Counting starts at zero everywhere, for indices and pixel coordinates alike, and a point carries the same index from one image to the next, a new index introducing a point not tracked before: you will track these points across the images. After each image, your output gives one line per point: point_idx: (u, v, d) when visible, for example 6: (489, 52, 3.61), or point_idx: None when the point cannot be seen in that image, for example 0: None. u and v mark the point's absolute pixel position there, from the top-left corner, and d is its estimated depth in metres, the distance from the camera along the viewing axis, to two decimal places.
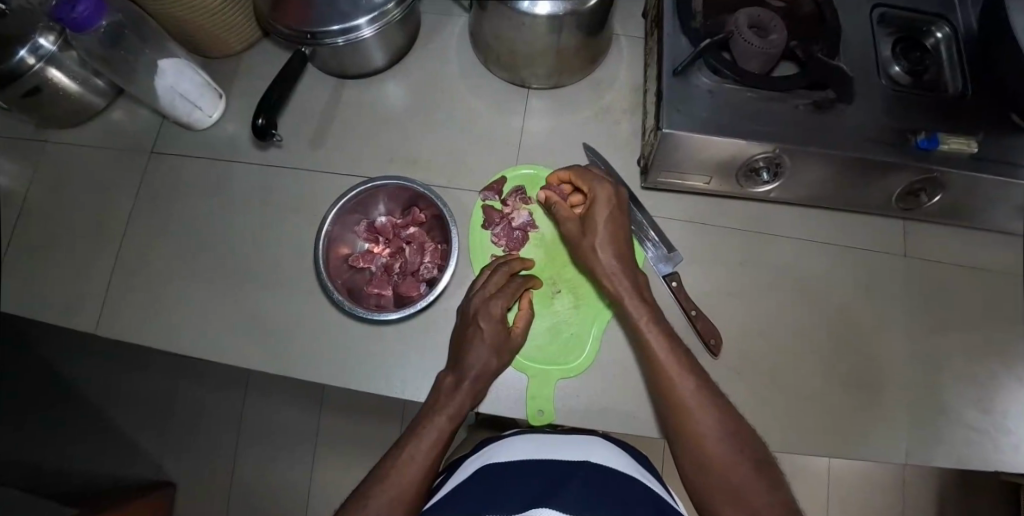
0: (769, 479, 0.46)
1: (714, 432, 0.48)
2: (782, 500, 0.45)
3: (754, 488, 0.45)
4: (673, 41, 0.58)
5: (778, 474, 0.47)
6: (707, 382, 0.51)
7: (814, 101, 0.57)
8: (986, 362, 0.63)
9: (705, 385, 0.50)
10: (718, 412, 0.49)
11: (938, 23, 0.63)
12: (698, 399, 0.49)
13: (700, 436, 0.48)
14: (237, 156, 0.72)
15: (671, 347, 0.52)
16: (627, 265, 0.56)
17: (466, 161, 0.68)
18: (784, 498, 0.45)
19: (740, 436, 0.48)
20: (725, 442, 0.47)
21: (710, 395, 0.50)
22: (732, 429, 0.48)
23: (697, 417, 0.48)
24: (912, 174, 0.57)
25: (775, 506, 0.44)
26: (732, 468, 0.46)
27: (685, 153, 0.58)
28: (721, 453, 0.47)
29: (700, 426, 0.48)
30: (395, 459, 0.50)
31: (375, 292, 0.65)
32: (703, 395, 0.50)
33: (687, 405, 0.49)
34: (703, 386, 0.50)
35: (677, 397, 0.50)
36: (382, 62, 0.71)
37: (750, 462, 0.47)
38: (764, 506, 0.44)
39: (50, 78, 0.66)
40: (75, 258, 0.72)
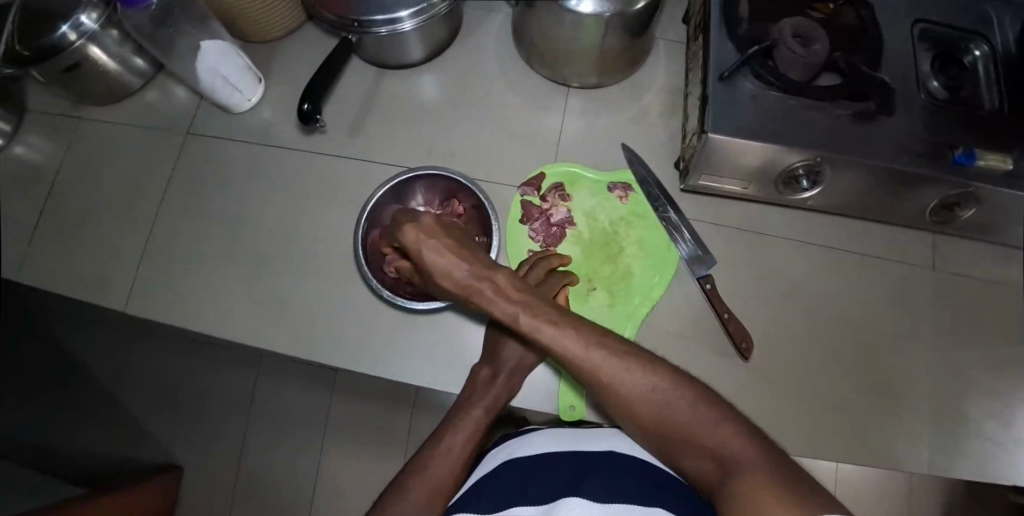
0: (711, 406, 0.45)
1: (641, 389, 0.46)
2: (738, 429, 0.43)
3: (705, 428, 0.44)
4: (718, 46, 0.59)
5: (722, 402, 0.45)
6: (599, 344, 0.48)
7: (856, 111, 0.57)
8: (1009, 378, 0.64)
9: (612, 353, 0.47)
10: (638, 374, 0.46)
11: (977, 41, 0.64)
12: (619, 363, 0.47)
13: (634, 405, 0.46)
14: (272, 141, 0.73)
15: (544, 307, 0.50)
16: (481, 269, 0.52)
17: (503, 156, 0.69)
18: (739, 421, 0.44)
19: (668, 379, 0.46)
20: (661, 393, 0.46)
21: (620, 359, 0.47)
22: (659, 378, 0.46)
23: (626, 391, 0.46)
24: (948, 188, 0.58)
25: (734, 433, 0.43)
26: (676, 416, 0.45)
27: (725, 157, 0.59)
28: (659, 410, 0.45)
29: (631, 392, 0.46)
30: (432, 450, 0.51)
31: (413, 281, 0.65)
32: (615, 361, 0.47)
33: (611, 380, 0.47)
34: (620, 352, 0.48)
35: (597, 370, 0.47)
36: (422, 55, 0.71)
37: (691, 399, 0.45)
38: (722, 437, 0.43)
39: (90, 54, 0.66)
40: (106, 234, 0.72)
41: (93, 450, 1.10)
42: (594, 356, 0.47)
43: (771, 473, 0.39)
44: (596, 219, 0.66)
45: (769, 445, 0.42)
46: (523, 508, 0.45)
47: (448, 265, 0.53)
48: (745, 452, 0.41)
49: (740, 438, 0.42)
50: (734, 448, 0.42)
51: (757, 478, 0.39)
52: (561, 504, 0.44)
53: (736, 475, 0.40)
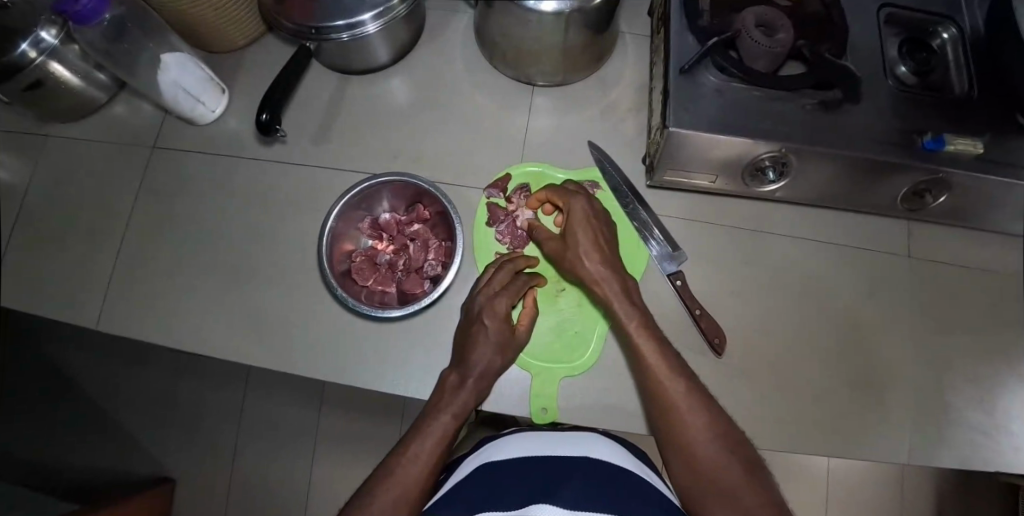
0: (756, 475, 0.47)
1: (703, 432, 0.49)
2: (772, 502, 0.46)
3: (743, 489, 0.46)
4: (679, 39, 0.58)
5: (766, 475, 0.48)
6: (690, 380, 0.52)
7: (821, 100, 0.57)
8: (988, 363, 0.63)
9: (694, 390, 0.51)
10: (710, 417, 0.50)
11: (944, 24, 0.63)
12: (689, 402, 0.50)
13: (690, 439, 0.49)
14: (239, 152, 0.72)
15: (648, 335, 0.54)
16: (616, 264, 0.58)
17: (471, 158, 0.68)
18: (777, 499, 0.46)
19: (731, 439, 0.49)
20: (714, 444, 0.48)
21: (699, 396, 0.51)
22: (723, 431, 0.49)
23: (688, 422, 0.50)
24: (917, 175, 0.57)
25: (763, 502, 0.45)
26: (720, 468, 0.47)
27: (690, 151, 0.58)
28: (711, 454, 0.48)
29: (691, 425, 0.49)
30: (400, 456, 0.50)
31: (379, 288, 0.64)
32: (693, 397, 0.51)
33: (680, 413, 0.50)
34: (695, 391, 0.51)
35: (671, 400, 0.51)
36: (386, 58, 0.70)
37: (743, 464, 0.47)
38: (756, 504, 0.45)
39: (52, 71, 0.66)
40: (77, 253, 0.72)
41: (84, 465, 1.09)
42: (677, 386, 0.51)
43: None
44: None
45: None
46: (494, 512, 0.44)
47: (588, 246, 0.58)
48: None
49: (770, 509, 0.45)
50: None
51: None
52: (531, 510, 0.43)
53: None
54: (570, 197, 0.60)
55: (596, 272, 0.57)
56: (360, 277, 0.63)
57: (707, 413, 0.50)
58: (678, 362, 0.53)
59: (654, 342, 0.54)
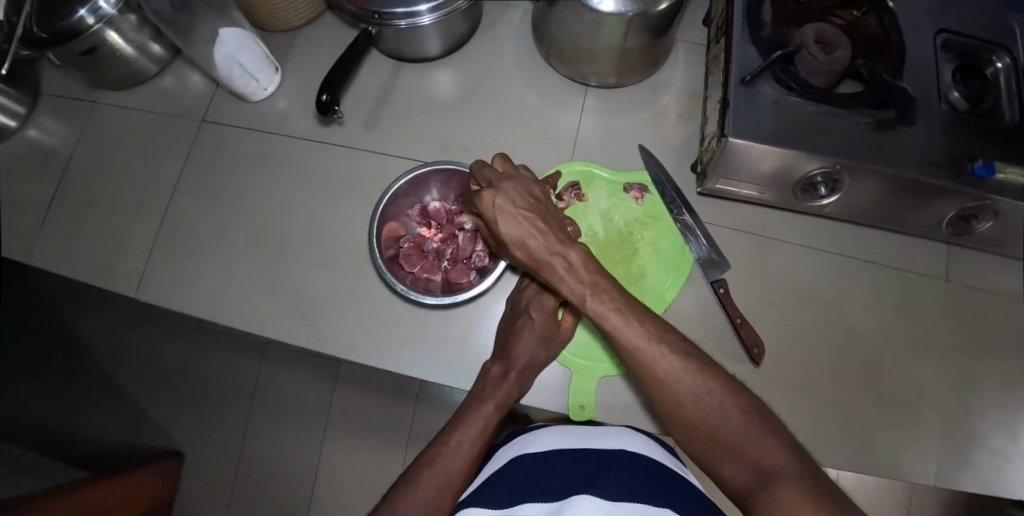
0: (764, 423, 0.44)
1: (691, 390, 0.45)
2: (785, 442, 0.43)
3: (749, 442, 0.43)
4: (741, 49, 0.59)
5: (771, 417, 0.44)
6: (669, 342, 0.47)
7: (877, 120, 0.57)
8: (1019, 392, 0.64)
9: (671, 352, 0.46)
10: (693, 372, 0.46)
11: (1000, 52, 0.63)
12: (667, 362, 0.46)
13: (683, 406, 0.45)
14: (287, 131, 0.73)
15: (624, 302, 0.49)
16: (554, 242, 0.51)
17: (520, 153, 0.69)
18: (787, 440, 0.43)
19: (719, 384, 0.45)
20: (705, 397, 0.45)
21: (678, 356, 0.46)
22: (710, 379, 0.45)
23: (673, 385, 0.46)
24: (965, 200, 0.58)
25: (779, 451, 0.42)
26: (721, 425, 0.44)
27: (744, 161, 0.58)
28: (707, 414, 0.44)
29: (678, 390, 0.45)
30: (445, 442, 0.51)
31: (425, 276, 0.64)
32: (670, 358, 0.46)
33: (665, 378, 0.46)
34: (675, 347, 0.47)
35: (653, 372, 0.47)
36: (440, 49, 0.71)
37: (741, 411, 0.44)
38: (762, 445, 0.42)
39: (108, 39, 0.66)
40: (120, 219, 0.72)
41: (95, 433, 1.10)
42: (653, 352, 0.47)
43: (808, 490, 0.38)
44: (610, 220, 0.66)
45: (813, 465, 0.41)
46: (534, 504, 0.46)
47: (523, 234, 0.51)
48: (789, 466, 0.41)
49: (782, 454, 0.42)
50: (777, 462, 0.41)
51: (794, 493, 0.39)
52: (570, 502, 0.44)
53: (776, 487, 0.40)
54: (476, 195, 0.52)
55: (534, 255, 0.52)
56: (407, 263, 0.63)
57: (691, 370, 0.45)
58: (652, 320, 0.48)
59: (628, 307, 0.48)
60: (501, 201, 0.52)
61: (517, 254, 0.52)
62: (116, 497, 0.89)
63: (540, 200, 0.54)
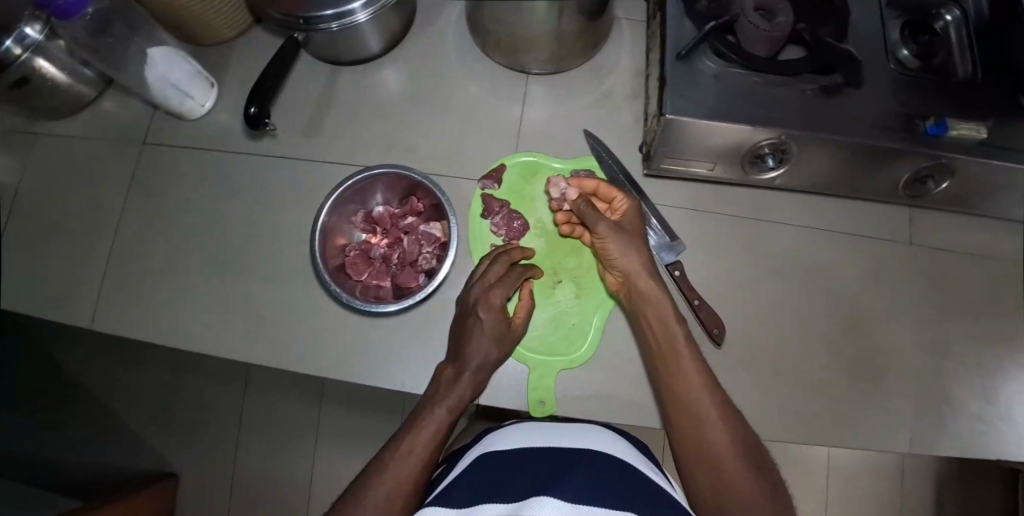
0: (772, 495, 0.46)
1: (728, 446, 0.48)
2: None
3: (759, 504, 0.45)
4: (676, 24, 0.57)
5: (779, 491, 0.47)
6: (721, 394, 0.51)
7: (823, 85, 0.55)
8: (991, 351, 0.63)
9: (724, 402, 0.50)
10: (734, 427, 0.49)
11: (948, 5, 0.61)
12: (720, 408, 0.49)
13: (714, 450, 0.48)
14: (230, 146, 0.71)
15: (692, 351, 0.52)
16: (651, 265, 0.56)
17: (466, 150, 0.67)
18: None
19: (754, 456, 0.48)
20: (739, 457, 0.47)
21: (726, 406, 0.50)
22: (749, 450, 0.48)
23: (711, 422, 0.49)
24: (920, 161, 0.56)
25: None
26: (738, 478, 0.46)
27: (687, 139, 0.57)
28: (733, 464, 0.47)
29: (716, 440, 0.48)
30: (395, 449, 0.49)
31: (374, 283, 0.63)
32: (720, 404, 0.50)
33: (710, 422, 0.49)
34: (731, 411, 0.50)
35: (703, 418, 0.49)
36: (377, 47, 0.69)
37: (760, 479, 0.47)
38: (769, 513, 0.45)
39: (38, 67, 0.65)
40: (70, 251, 0.71)
41: (87, 463, 1.10)
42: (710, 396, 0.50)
43: None
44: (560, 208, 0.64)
45: None
46: (496, 505, 0.43)
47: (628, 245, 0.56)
48: None
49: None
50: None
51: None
52: (531, 501, 0.42)
53: None
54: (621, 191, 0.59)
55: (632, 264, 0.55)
56: (353, 272, 0.62)
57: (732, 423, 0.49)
58: (711, 375, 0.52)
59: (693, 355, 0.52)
60: (632, 211, 0.58)
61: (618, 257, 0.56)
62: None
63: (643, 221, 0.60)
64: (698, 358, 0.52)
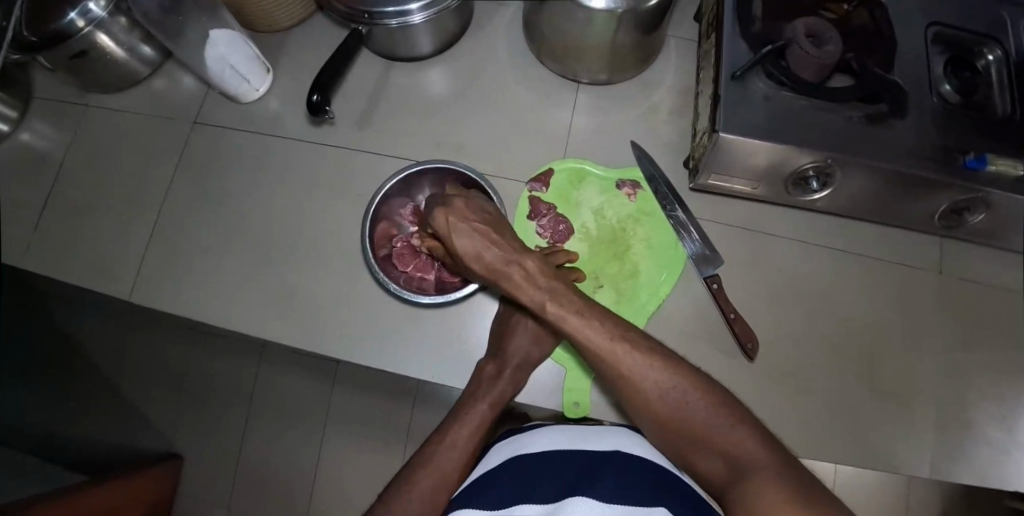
0: (728, 410, 0.45)
1: (683, 402, 0.46)
2: (751, 426, 0.45)
3: (718, 429, 0.45)
4: (731, 45, 0.59)
5: (737, 406, 0.46)
6: (630, 336, 0.49)
7: (868, 114, 0.57)
8: (1013, 383, 0.64)
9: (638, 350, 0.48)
10: (653, 363, 0.47)
11: (990, 45, 0.63)
12: (637, 358, 0.47)
13: (654, 404, 0.47)
14: (279, 131, 0.72)
15: (622, 339, 0.48)
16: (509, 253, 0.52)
17: (512, 152, 0.69)
18: (750, 424, 0.45)
19: (684, 377, 0.47)
20: (675, 391, 0.46)
21: (643, 348, 0.48)
22: (680, 377, 0.47)
23: (635, 377, 0.47)
24: (958, 193, 0.57)
25: (745, 436, 0.44)
26: (685, 415, 0.46)
27: (734, 157, 0.58)
28: (671, 403, 0.46)
29: (673, 408, 0.46)
30: (439, 442, 0.51)
31: (418, 275, 0.64)
32: (633, 353, 0.48)
33: (637, 378, 0.47)
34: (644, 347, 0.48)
35: (653, 398, 0.47)
36: (428, 50, 0.71)
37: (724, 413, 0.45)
38: (729, 429, 0.44)
39: (99, 41, 0.66)
40: (112, 223, 0.72)
41: (95, 436, 1.10)
42: (626, 355, 0.48)
43: (781, 479, 0.40)
44: (603, 216, 0.66)
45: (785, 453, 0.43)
46: (531, 506, 0.45)
47: (476, 247, 0.52)
48: (763, 456, 0.42)
49: (755, 443, 0.43)
50: (758, 456, 0.42)
51: (772, 493, 0.39)
52: (566, 503, 0.44)
53: (752, 478, 0.41)
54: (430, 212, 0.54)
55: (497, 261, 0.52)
56: (400, 263, 0.64)
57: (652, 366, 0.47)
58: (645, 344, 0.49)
59: (617, 339, 0.48)
60: (460, 218, 0.53)
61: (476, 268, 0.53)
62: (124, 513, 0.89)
63: (489, 214, 0.55)
64: (625, 339, 0.48)
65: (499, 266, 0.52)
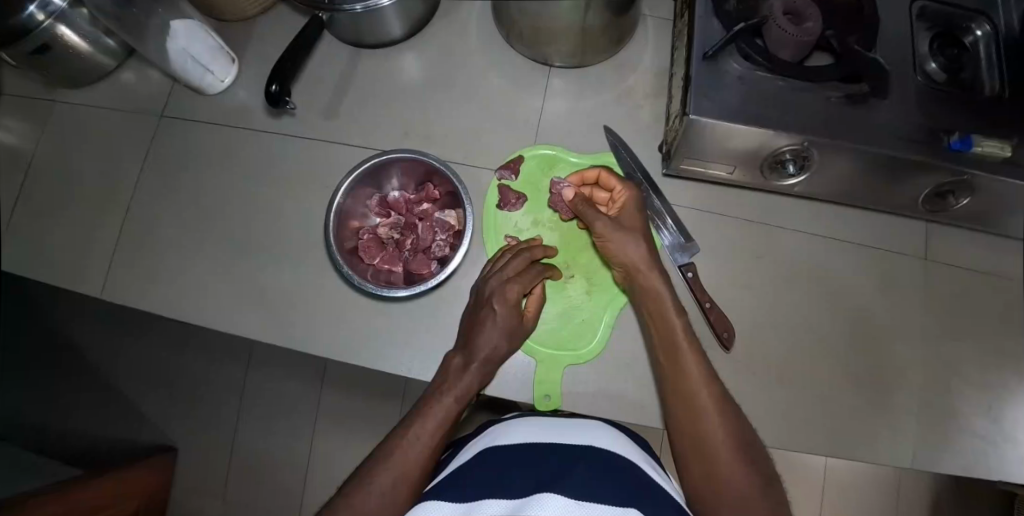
0: (769, 490, 0.47)
1: (729, 454, 0.48)
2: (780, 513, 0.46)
3: (756, 500, 0.46)
4: (704, 23, 0.56)
5: (778, 489, 0.48)
6: (721, 390, 0.51)
7: (847, 94, 0.55)
8: (1000, 371, 0.62)
9: (723, 403, 0.50)
10: (728, 419, 0.50)
11: (978, 20, 0.60)
12: (717, 406, 0.50)
13: (710, 449, 0.49)
14: (248, 122, 0.71)
15: (706, 374, 0.51)
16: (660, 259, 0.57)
17: (484, 140, 0.67)
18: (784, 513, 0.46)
19: (748, 447, 0.49)
20: (735, 454, 0.48)
21: (724, 404, 0.50)
22: (744, 445, 0.49)
23: (707, 420, 0.49)
24: (941, 175, 0.55)
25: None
26: (734, 475, 0.47)
27: (709, 141, 0.57)
28: (726, 461, 0.48)
29: (720, 452, 0.48)
30: (401, 437, 0.50)
31: (386, 267, 0.63)
32: (717, 401, 0.50)
33: (709, 424, 0.49)
34: (726, 404, 0.50)
35: (706, 431, 0.49)
36: (399, 32, 0.69)
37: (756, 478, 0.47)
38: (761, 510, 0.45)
39: (60, 35, 0.64)
40: (82, 219, 0.71)
41: (86, 431, 1.11)
42: (711, 402, 0.50)
43: None
44: None
45: None
46: (496, 502, 0.43)
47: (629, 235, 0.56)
48: None
49: None
50: None
51: None
52: (533, 500, 0.42)
53: None
54: (622, 184, 0.59)
55: (639, 256, 0.56)
56: (366, 256, 0.62)
57: (726, 422, 0.49)
58: (721, 390, 0.51)
59: (705, 374, 0.51)
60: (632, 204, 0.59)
61: (621, 255, 0.56)
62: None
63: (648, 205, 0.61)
64: (715, 380, 0.51)
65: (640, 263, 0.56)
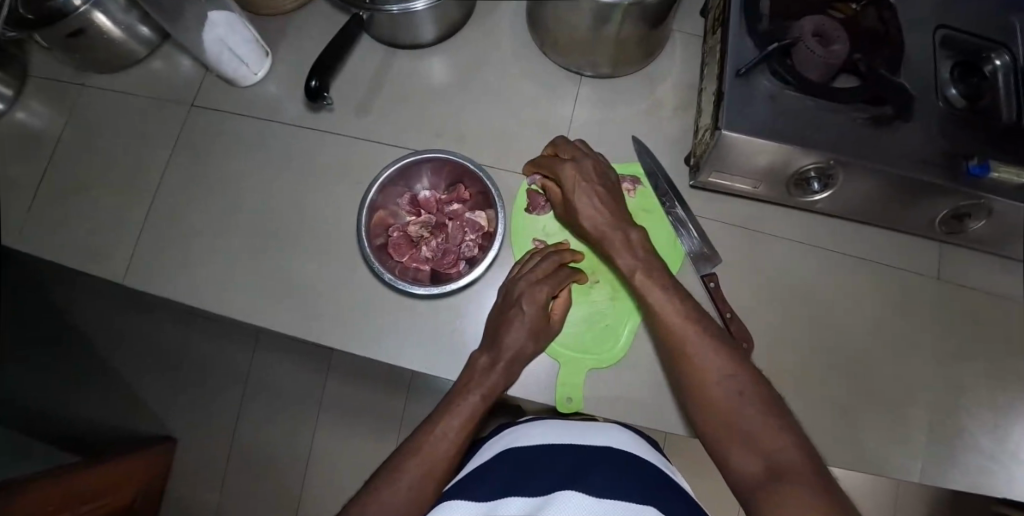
0: (783, 417, 0.44)
1: (727, 388, 0.46)
2: (798, 440, 0.42)
3: (765, 429, 0.43)
4: (737, 41, 0.58)
5: (793, 418, 0.44)
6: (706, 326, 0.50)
7: (873, 115, 0.56)
8: (1007, 390, 0.64)
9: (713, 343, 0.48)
10: (718, 355, 0.48)
11: (999, 50, 0.62)
12: (704, 344, 0.48)
13: (708, 392, 0.47)
14: (278, 116, 0.72)
15: (684, 316, 0.50)
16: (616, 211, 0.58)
17: (513, 145, 0.68)
18: (802, 439, 0.43)
19: (747, 377, 0.46)
20: (732, 386, 0.46)
21: (712, 339, 0.49)
22: (744, 375, 0.46)
23: (699, 363, 0.48)
24: (960, 198, 0.57)
25: (787, 443, 0.42)
26: (735, 406, 0.45)
27: (738, 155, 0.58)
28: (725, 395, 0.46)
29: (716, 390, 0.46)
30: (427, 432, 0.51)
31: (414, 265, 0.64)
32: (704, 340, 0.49)
33: (699, 365, 0.48)
34: (715, 343, 0.48)
35: (698, 373, 0.48)
36: (430, 37, 0.70)
37: (766, 406, 0.44)
38: (776, 437, 0.42)
39: (96, 21, 0.65)
40: (105, 204, 0.72)
41: (85, 417, 1.10)
42: (700, 342, 0.49)
43: (813, 486, 0.38)
44: None
45: (826, 469, 0.40)
46: (516, 501, 0.44)
47: (589, 207, 0.58)
48: (798, 462, 0.40)
49: (796, 450, 0.41)
50: (786, 454, 0.41)
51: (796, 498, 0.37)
52: (554, 497, 0.43)
53: (781, 481, 0.39)
54: (559, 166, 0.60)
55: (597, 224, 0.58)
56: (396, 252, 0.63)
57: (718, 358, 0.47)
58: (709, 332, 0.49)
59: (684, 317, 0.50)
60: (581, 181, 0.58)
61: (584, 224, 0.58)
62: (102, 506, 0.88)
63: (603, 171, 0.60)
64: (695, 319, 0.50)
65: (607, 229, 0.57)
